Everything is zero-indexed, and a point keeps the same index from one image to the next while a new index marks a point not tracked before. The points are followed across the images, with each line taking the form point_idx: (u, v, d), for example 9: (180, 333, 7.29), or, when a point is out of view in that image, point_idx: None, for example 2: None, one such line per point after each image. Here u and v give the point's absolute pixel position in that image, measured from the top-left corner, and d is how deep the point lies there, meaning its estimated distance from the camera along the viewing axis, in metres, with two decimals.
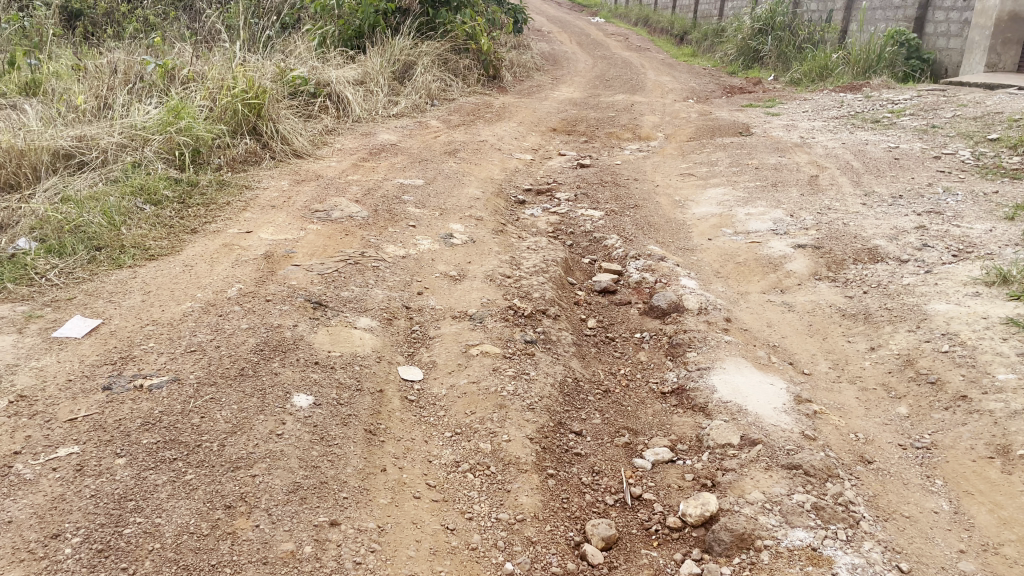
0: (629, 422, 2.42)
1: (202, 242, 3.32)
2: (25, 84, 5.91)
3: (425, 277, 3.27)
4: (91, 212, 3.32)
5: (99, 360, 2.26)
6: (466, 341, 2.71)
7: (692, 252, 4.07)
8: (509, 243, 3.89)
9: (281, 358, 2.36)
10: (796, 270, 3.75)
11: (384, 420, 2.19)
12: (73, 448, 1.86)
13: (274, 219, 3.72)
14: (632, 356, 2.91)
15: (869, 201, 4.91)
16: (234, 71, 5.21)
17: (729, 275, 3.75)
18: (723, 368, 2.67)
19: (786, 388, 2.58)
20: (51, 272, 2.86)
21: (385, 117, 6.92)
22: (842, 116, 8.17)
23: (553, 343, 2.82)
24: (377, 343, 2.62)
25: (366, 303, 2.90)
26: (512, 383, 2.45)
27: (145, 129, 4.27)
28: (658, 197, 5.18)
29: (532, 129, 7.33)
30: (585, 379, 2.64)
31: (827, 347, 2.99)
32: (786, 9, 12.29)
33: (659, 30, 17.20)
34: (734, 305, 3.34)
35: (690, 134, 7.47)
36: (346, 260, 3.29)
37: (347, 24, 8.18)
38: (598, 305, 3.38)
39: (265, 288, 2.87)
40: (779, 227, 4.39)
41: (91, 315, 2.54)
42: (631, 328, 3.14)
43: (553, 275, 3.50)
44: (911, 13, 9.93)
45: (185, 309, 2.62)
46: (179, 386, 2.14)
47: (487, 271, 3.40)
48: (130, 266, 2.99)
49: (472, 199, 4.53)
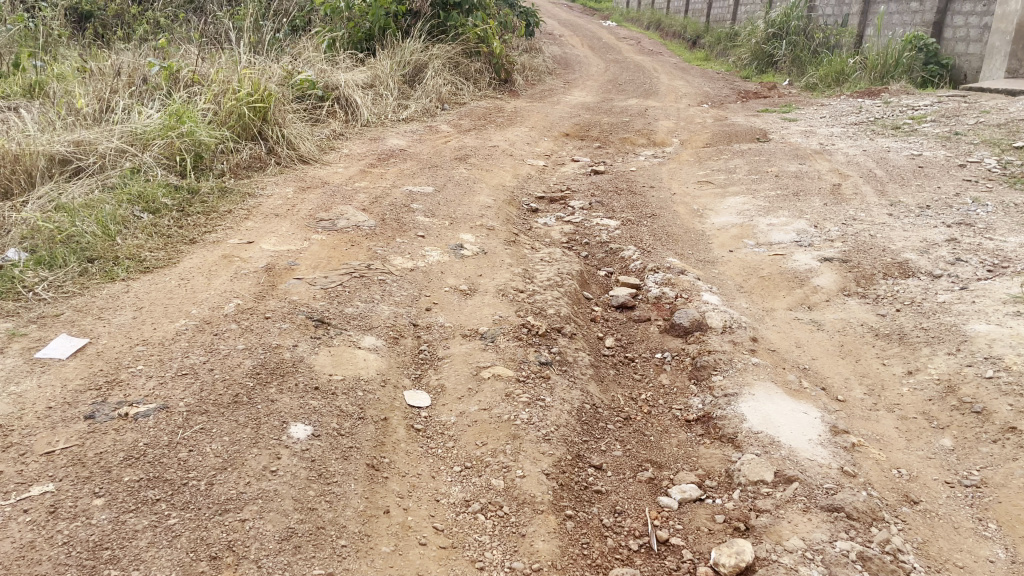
0: (653, 455, 2.24)
1: (200, 253, 3.17)
2: (29, 87, 5.80)
3: (433, 291, 3.11)
4: (84, 222, 3.17)
5: (83, 385, 2.11)
6: (476, 363, 2.54)
7: (713, 265, 3.89)
8: (522, 255, 3.73)
9: (279, 383, 2.20)
10: (823, 285, 3.56)
11: (388, 453, 2.03)
12: (48, 486, 1.72)
13: (276, 229, 3.56)
14: (653, 378, 2.73)
15: (896, 212, 4.72)
16: (240, 74, 5.07)
17: (753, 290, 3.56)
18: (751, 395, 2.49)
19: (820, 418, 2.39)
20: (39, 285, 2.71)
21: (394, 122, 6.76)
22: (861, 122, 7.97)
23: (569, 365, 2.64)
24: (381, 365, 2.45)
25: (371, 321, 2.73)
26: (526, 410, 2.28)
27: (146, 134, 4.13)
28: (675, 206, 5.00)
29: (544, 134, 7.16)
30: (604, 405, 2.46)
31: (860, 370, 2.80)
32: (801, 12, 12.12)
33: (673, 35, 16.98)
34: (760, 322, 3.16)
35: (706, 140, 7.29)
36: (351, 272, 3.12)
37: (357, 27, 8.02)
38: (615, 322, 3.21)
39: (265, 304, 2.71)
40: (803, 238, 4.21)
41: (78, 334, 2.39)
42: (651, 348, 2.96)
43: (567, 290, 3.33)
44: (929, 18, 9.73)
45: (178, 327, 2.46)
46: (168, 416, 1.99)
47: (498, 285, 3.23)
48: (123, 279, 2.84)
49: (483, 207, 4.37)
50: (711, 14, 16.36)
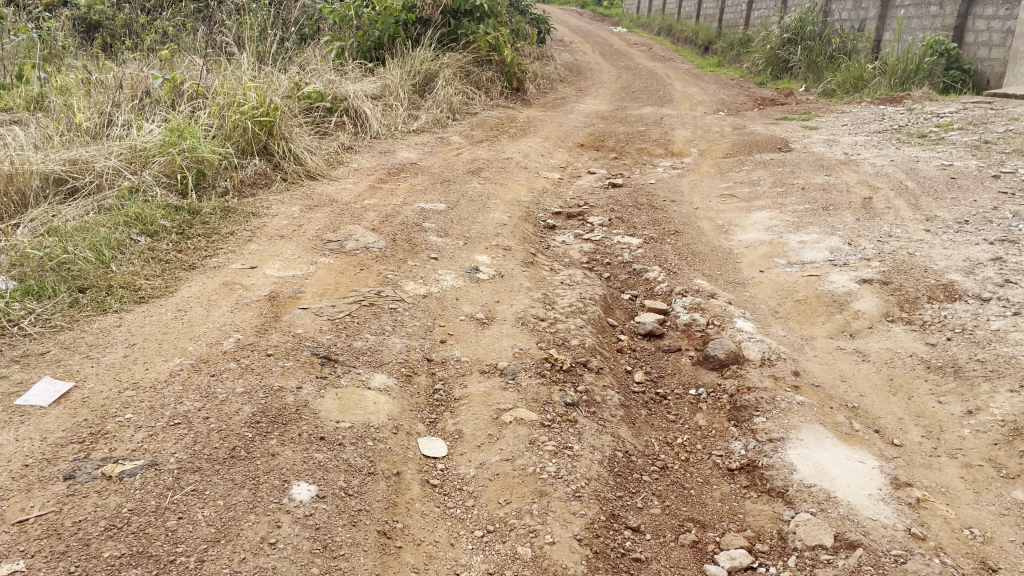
0: (694, 512, 2.02)
1: (200, 280, 2.97)
2: (32, 100, 5.65)
3: (448, 320, 2.90)
4: (77, 247, 2.98)
5: (63, 438, 1.90)
6: (496, 404, 2.33)
7: (744, 287, 3.66)
8: (541, 277, 3.52)
9: (280, 433, 1.99)
10: (865, 310, 3.33)
11: (401, 516, 1.82)
12: (17, 565, 1.51)
13: (281, 252, 3.37)
14: (688, 418, 2.51)
15: (932, 227, 4.48)
16: (245, 86, 4.89)
17: (790, 315, 3.33)
18: (800, 440, 2.26)
19: (880, 467, 2.17)
20: (25, 319, 2.52)
21: (405, 133, 6.58)
22: (885, 130, 7.72)
23: (597, 406, 2.42)
24: (393, 408, 2.24)
25: (381, 356, 2.53)
26: (553, 462, 2.07)
27: (145, 150, 3.94)
28: (699, 221, 4.78)
29: (558, 145, 6.95)
30: (637, 453, 2.24)
31: (914, 408, 2.57)
32: (817, 18, 11.86)
33: (685, 41, 16.76)
34: (800, 353, 2.94)
35: (727, 150, 7.06)
36: (360, 301, 2.92)
37: (366, 36, 7.91)
38: (644, 353, 2.98)
39: (267, 339, 2.51)
40: (837, 257, 3.99)
41: (64, 377, 2.19)
42: (684, 383, 2.74)
43: (591, 317, 3.11)
44: (950, 22, 9.47)
45: (173, 367, 2.26)
46: (157, 474, 1.78)
47: (517, 313, 3.02)
48: (116, 310, 2.65)
49: (498, 225, 4.16)
50: (722, 18, 16.11)
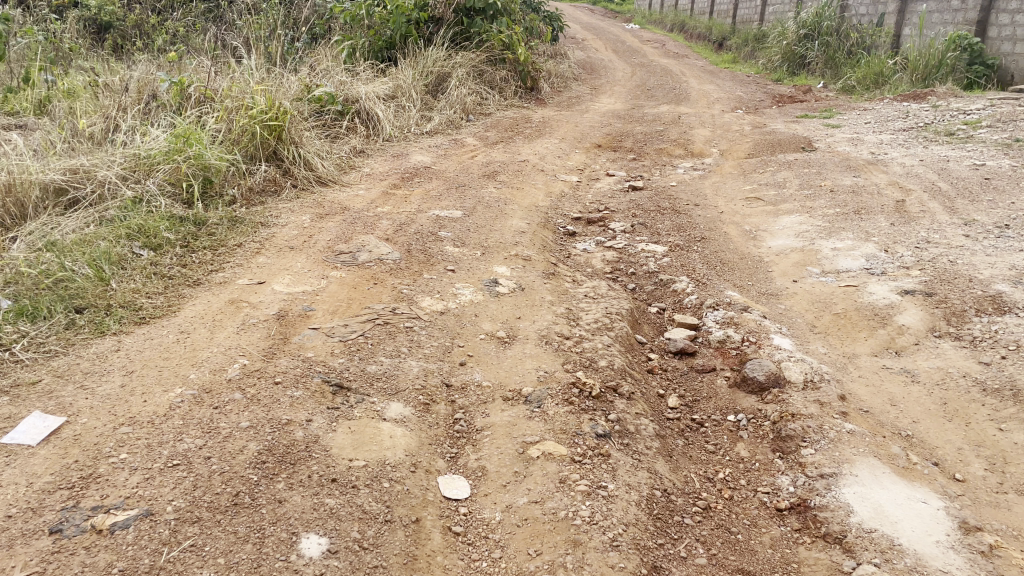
0: (743, 561, 1.83)
1: (204, 297, 2.81)
2: (39, 104, 5.53)
3: (467, 339, 2.72)
4: (75, 263, 2.83)
5: (51, 484, 1.74)
6: (522, 437, 2.15)
7: (779, 299, 3.47)
8: (563, 290, 3.33)
9: (288, 476, 1.83)
10: (910, 324, 3.12)
11: (421, 572, 1.64)
12: None
13: (290, 265, 3.20)
14: (729, 449, 2.32)
15: (971, 232, 4.26)
16: (253, 89, 4.72)
17: (829, 330, 3.13)
18: (855, 477, 2.08)
19: (945, 508, 1.98)
20: (18, 343, 2.36)
21: (417, 135, 6.41)
22: (910, 128, 7.48)
23: (631, 437, 2.24)
24: (410, 443, 2.07)
25: (397, 382, 2.35)
26: (586, 504, 1.89)
27: (149, 158, 3.78)
28: (725, 226, 4.58)
29: (575, 146, 6.76)
30: (676, 490, 2.05)
31: (974, 437, 2.37)
32: (835, 12, 11.59)
33: (698, 37, 16.50)
34: (844, 374, 2.74)
35: (748, 149, 6.84)
36: (373, 319, 2.74)
37: (378, 35, 7.71)
38: (676, 373, 2.80)
39: (275, 364, 2.34)
40: (873, 265, 3.78)
41: (55, 410, 2.02)
42: (722, 408, 2.55)
43: (619, 334, 2.93)
44: (972, 16, 9.19)
45: (173, 399, 2.09)
46: (151, 527, 1.62)
47: (541, 330, 2.84)
48: (115, 333, 2.48)
49: (516, 233, 3.98)
50: (736, 15, 15.84)
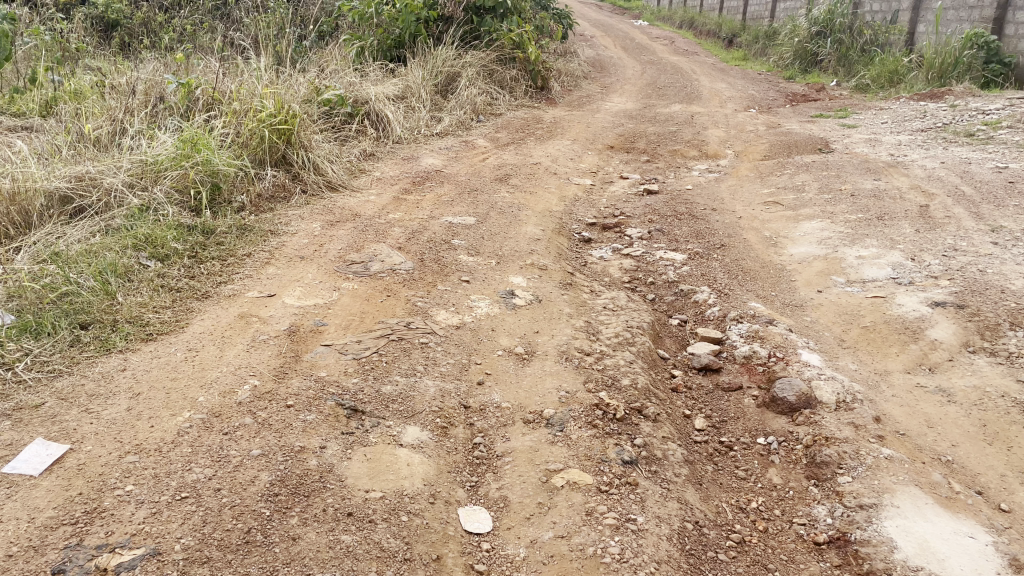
0: None
1: (213, 311, 2.72)
2: (45, 105, 5.46)
3: (484, 356, 2.63)
4: (80, 276, 2.74)
5: (54, 519, 1.65)
6: (544, 464, 2.05)
7: (804, 310, 3.36)
8: (582, 301, 3.23)
9: (303, 510, 1.73)
10: (942, 339, 3.01)
11: None
12: None
13: (301, 276, 3.11)
14: (761, 475, 2.22)
15: (999, 239, 4.13)
16: (262, 91, 4.63)
17: (859, 345, 3.02)
18: (897, 508, 1.98)
19: (994, 544, 1.88)
20: (21, 362, 2.28)
21: (427, 137, 6.31)
22: (928, 128, 7.34)
23: (658, 463, 2.14)
24: (428, 471, 1.97)
25: (414, 404, 2.25)
26: (616, 539, 1.79)
27: (156, 163, 3.69)
28: (745, 232, 4.47)
29: (587, 147, 6.65)
30: (709, 522, 1.96)
31: (1017, 463, 2.26)
32: (847, 9, 11.41)
33: (707, 34, 16.33)
34: (877, 393, 2.63)
35: (764, 150, 6.72)
36: (388, 335, 2.65)
37: (387, 33, 7.63)
38: (701, 391, 2.69)
39: (287, 385, 2.24)
40: (900, 274, 3.67)
41: (59, 437, 1.93)
42: (751, 429, 2.45)
43: (641, 350, 2.82)
44: (989, 13, 9.03)
45: (181, 424, 2.00)
46: (159, 569, 1.53)
47: (560, 346, 2.74)
48: (121, 351, 2.39)
49: (531, 241, 3.87)
50: (747, 11, 15.68)
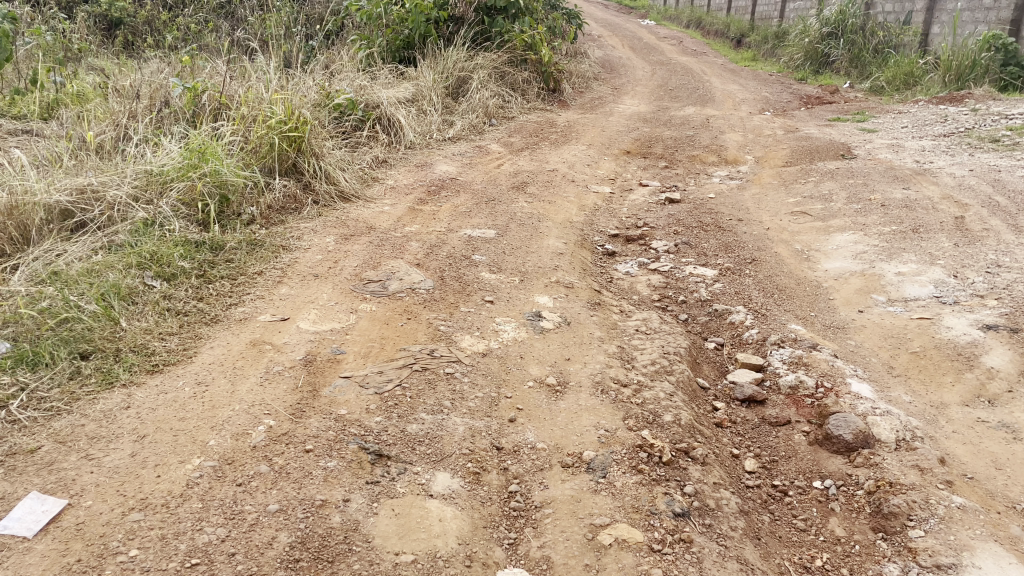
0: None
1: (223, 338, 2.54)
2: (45, 109, 5.27)
3: (514, 387, 2.44)
4: (81, 299, 2.57)
5: None
6: (589, 517, 1.87)
7: (847, 333, 3.17)
8: (613, 324, 3.04)
9: None
10: (999, 367, 2.81)
11: None
12: None
13: (316, 297, 2.93)
14: (822, 527, 2.04)
15: None
16: (271, 96, 4.44)
17: (910, 373, 2.83)
18: (979, 570, 1.79)
19: None
20: (15, 399, 2.09)
21: (439, 142, 6.12)
22: (951, 133, 7.13)
23: (712, 515, 1.95)
24: (462, 527, 1.79)
25: (443, 446, 2.07)
26: None
27: (161, 173, 3.51)
28: (775, 245, 4.29)
29: (603, 153, 6.45)
30: None
31: None
32: (860, 10, 11.19)
33: (716, 33, 16.09)
34: (937, 429, 2.44)
35: (785, 157, 6.52)
36: (411, 364, 2.47)
37: (395, 33, 7.42)
38: (747, 426, 2.51)
39: (305, 425, 2.06)
40: (944, 293, 3.47)
41: (55, 490, 1.75)
42: (805, 471, 2.27)
43: (681, 379, 2.64)
44: (1006, 15, 8.84)
45: (190, 474, 1.82)
46: None
47: (594, 376, 2.56)
48: (124, 385, 2.21)
49: (555, 255, 3.68)
50: (755, 11, 15.45)
